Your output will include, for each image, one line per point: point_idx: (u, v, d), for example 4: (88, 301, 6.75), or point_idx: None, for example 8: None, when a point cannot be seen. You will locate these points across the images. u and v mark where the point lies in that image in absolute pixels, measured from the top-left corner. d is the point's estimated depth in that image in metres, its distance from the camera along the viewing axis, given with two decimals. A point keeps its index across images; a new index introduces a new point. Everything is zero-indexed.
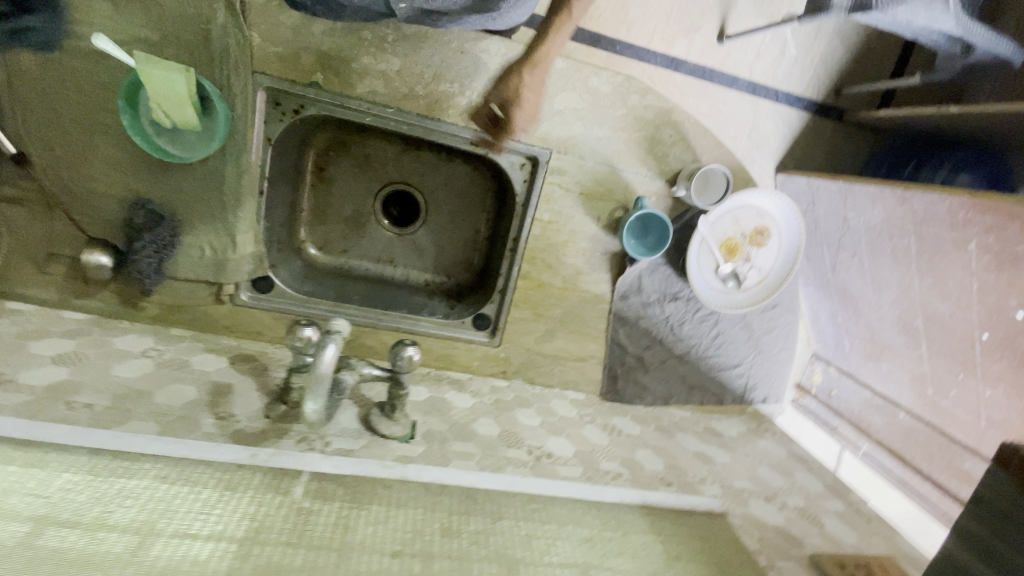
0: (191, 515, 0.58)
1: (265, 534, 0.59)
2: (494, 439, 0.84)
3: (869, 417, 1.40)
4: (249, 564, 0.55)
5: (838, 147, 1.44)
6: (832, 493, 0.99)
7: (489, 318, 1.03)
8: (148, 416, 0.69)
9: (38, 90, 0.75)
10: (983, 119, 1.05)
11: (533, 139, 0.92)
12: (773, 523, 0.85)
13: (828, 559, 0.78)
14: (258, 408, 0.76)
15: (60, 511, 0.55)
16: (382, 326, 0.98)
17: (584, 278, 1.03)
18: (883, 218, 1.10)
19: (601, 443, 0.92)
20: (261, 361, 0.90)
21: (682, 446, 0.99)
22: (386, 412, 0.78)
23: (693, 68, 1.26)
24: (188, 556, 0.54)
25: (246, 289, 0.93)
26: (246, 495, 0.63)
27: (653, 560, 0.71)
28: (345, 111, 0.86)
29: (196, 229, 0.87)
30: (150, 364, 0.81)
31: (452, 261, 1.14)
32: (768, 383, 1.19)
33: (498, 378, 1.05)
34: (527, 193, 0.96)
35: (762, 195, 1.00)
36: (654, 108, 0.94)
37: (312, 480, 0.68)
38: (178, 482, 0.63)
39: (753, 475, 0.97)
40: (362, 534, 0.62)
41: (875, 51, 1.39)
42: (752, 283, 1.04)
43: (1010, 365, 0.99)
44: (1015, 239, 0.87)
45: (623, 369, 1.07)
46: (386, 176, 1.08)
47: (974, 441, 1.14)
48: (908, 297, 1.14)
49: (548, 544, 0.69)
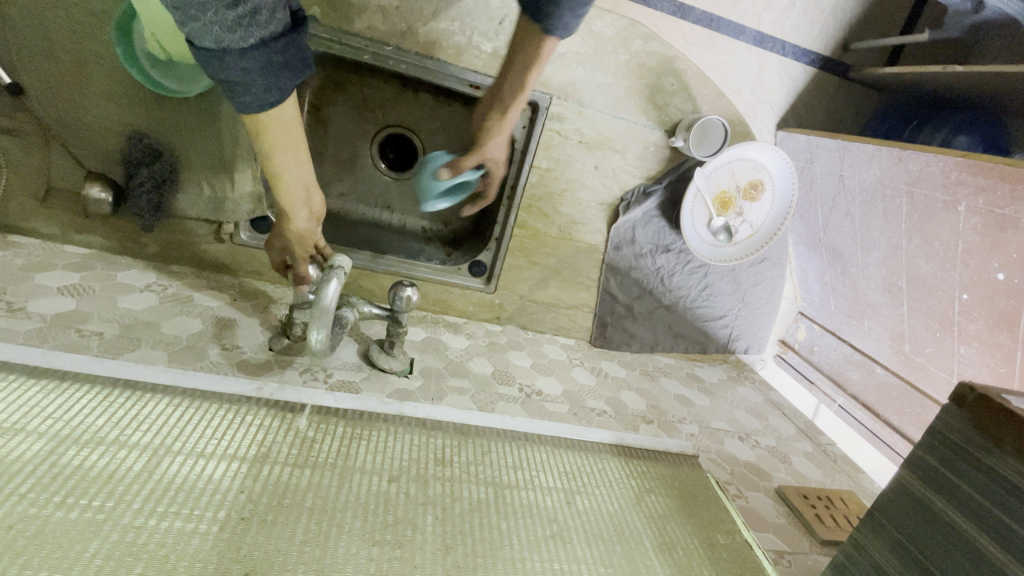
0: (202, 439, 0.59)
1: (271, 455, 0.60)
2: (488, 376, 0.90)
3: (847, 371, 1.47)
4: (260, 482, 0.56)
5: (842, 103, 1.42)
6: (803, 436, 1.06)
7: (485, 264, 1.06)
8: (156, 345, 0.73)
9: (37, 24, 0.75)
10: (987, 81, 1.05)
11: (534, 84, 0.91)
12: (744, 458, 0.91)
13: (793, 492, 0.85)
14: (263, 340, 0.81)
15: (73, 430, 0.56)
16: (381, 270, 1.01)
17: (579, 228, 1.05)
18: (878, 177, 1.11)
19: (588, 383, 0.98)
20: (263, 300, 0.92)
21: (665, 389, 1.05)
22: (386, 347, 0.82)
23: (702, 14, 1.23)
24: (202, 475, 0.55)
25: (246, 228, 0.94)
26: (253, 421, 0.64)
27: (638, 491, 0.72)
28: (342, 48, 0.84)
29: (194, 167, 0.87)
30: (154, 298, 0.83)
31: (449, 208, 1.15)
32: (751, 334, 1.24)
33: (492, 323, 1.08)
34: (526, 139, 0.96)
35: (759, 148, 1.00)
36: (659, 55, 0.92)
37: (315, 413, 0.68)
38: (190, 408, 0.63)
39: (731, 417, 1.03)
40: (362, 461, 0.62)
41: (886, 4, 1.35)
42: (742, 237, 1.05)
43: (985, 325, 1.04)
44: (1003, 202, 0.89)
45: (612, 317, 1.11)
46: (383, 119, 1.07)
47: (945, 394, 1.20)
48: (895, 256, 1.17)
49: (530, 473, 0.68)
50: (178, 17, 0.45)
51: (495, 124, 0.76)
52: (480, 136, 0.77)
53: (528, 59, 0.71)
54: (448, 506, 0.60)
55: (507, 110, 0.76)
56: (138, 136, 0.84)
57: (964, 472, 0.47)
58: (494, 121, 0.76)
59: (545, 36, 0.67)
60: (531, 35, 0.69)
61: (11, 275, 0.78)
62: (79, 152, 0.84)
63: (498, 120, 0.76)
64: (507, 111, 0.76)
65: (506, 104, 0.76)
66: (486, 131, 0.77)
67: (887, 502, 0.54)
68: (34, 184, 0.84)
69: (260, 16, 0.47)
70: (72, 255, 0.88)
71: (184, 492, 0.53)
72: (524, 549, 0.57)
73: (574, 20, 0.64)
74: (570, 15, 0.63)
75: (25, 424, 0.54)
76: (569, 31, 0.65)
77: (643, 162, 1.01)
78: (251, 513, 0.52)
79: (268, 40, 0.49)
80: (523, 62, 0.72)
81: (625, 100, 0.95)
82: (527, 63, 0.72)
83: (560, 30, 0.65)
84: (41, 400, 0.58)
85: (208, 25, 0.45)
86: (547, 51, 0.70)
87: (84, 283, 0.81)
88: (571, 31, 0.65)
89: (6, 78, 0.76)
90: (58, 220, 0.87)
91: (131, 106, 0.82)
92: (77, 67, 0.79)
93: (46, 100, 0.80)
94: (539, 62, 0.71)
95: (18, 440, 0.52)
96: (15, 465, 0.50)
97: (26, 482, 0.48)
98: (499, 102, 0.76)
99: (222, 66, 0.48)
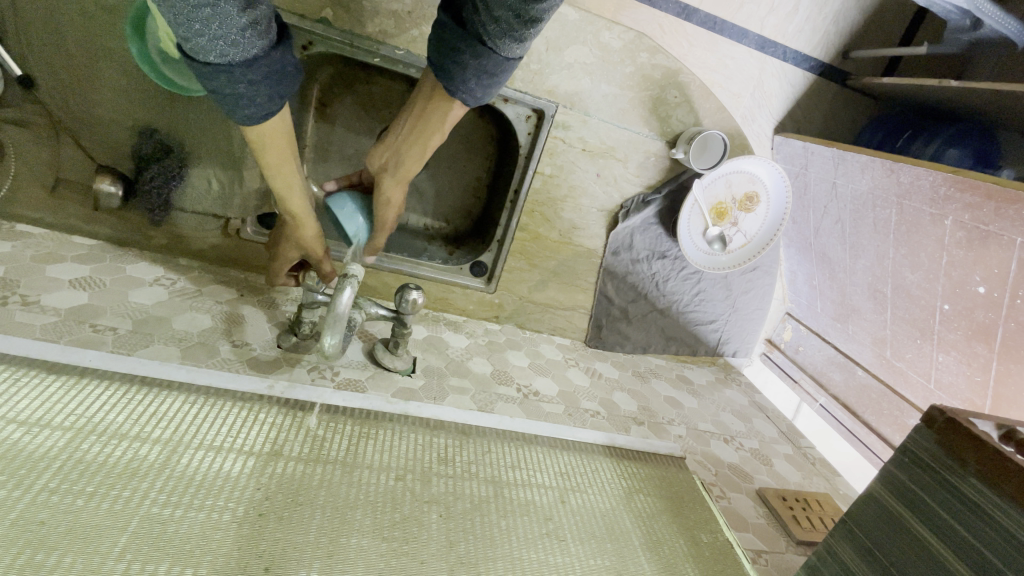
0: (218, 435, 0.62)
1: (283, 452, 0.63)
2: (487, 376, 0.93)
3: (829, 373, 1.53)
4: (274, 478, 0.59)
5: (838, 111, 1.45)
6: (785, 438, 1.11)
7: (486, 265, 1.08)
8: (169, 341, 0.76)
9: (48, 16, 0.75)
10: (980, 99, 1.08)
11: (541, 92, 0.92)
12: (728, 460, 0.96)
13: (773, 494, 0.90)
14: (271, 338, 0.84)
15: (96, 425, 0.58)
16: (384, 268, 1.02)
17: (579, 232, 1.07)
18: (870, 187, 1.15)
19: (582, 384, 1.02)
20: (269, 295, 0.95)
21: (655, 390, 1.09)
22: (390, 347, 0.86)
23: (705, 18, 1.25)
24: (219, 471, 0.58)
25: (252, 224, 0.96)
26: (266, 419, 0.67)
27: (627, 490, 0.76)
28: (353, 50, 0.85)
29: (202, 162, 0.88)
30: (163, 292, 0.85)
31: (452, 207, 1.17)
32: (741, 338, 1.28)
33: (491, 322, 1.11)
34: (530, 145, 0.98)
35: (756, 161, 1.03)
36: (664, 68, 0.94)
37: (324, 412, 0.71)
38: (205, 404, 0.66)
39: (717, 419, 1.08)
40: (370, 459, 0.66)
41: (888, 14, 1.37)
42: (736, 246, 1.09)
43: (963, 335, 1.09)
44: (987, 217, 0.93)
45: (608, 320, 1.15)
46: (389, 117, 1.08)
47: (921, 400, 1.26)
48: (882, 266, 1.22)
49: (528, 473, 0.72)
50: (183, 31, 0.44)
51: (391, 192, 0.73)
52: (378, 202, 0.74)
53: (431, 125, 0.69)
54: (451, 504, 0.64)
55: (403, 177, 0.73)
56: (149, 131, 0.85)
57: (931, 488, 0.52)
58: (393, 188, 0.73)
59: (455, 103, 0.67)
60: (435, 102, 0.67)
61: (24, 268, 0.79)
62: (89, 145, 0.84)
63: (395, 188, 0.73)
64: (401, 177, 0.72)
65: (402, 170, 0.72)
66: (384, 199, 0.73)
67: (859, 513, 0.58)
68: (43, 176, 0.85)
69: (259, 27, 0.48)
70: (80, 246, 0.89)
71: (205, 487, 0.56)
72: (522, 546, 0.61)
73: (480, 87, 0.62)
74: (474, 80, 0.61)
75: (50, 420, 0.57)
76: (475, 97, 0.64)
77: (643, 170, 1.04)
78: (268, 510, 0.55)
79: (268, 51, 0.50)
80: (424, 128, 0.70)
81: (629, 110, 0.97)
82: (428, 129, 0.70)
83: (462, 95, 0.63)
84: (63, 397, 0.60)
85: (213, 39, 0.45)
86: (452, 119, 0.69)
87: (95, 276, 0.83)
88: (477, 97, 0.63)
89: (17, 70, 0.76)
90: (66, 211, 0.88)
91: (141, 101, 0.83)
92: (88, 61, 0.79)
93: (56, 93, 0.80)
94: (440, 129, 0.70)
95: (45, 435, 0.55)
96: (44, 461, 0.52)
97: (56, 476, 0.51)
98: (393, 168, 0.72)
99: (230, 80, 0.49)
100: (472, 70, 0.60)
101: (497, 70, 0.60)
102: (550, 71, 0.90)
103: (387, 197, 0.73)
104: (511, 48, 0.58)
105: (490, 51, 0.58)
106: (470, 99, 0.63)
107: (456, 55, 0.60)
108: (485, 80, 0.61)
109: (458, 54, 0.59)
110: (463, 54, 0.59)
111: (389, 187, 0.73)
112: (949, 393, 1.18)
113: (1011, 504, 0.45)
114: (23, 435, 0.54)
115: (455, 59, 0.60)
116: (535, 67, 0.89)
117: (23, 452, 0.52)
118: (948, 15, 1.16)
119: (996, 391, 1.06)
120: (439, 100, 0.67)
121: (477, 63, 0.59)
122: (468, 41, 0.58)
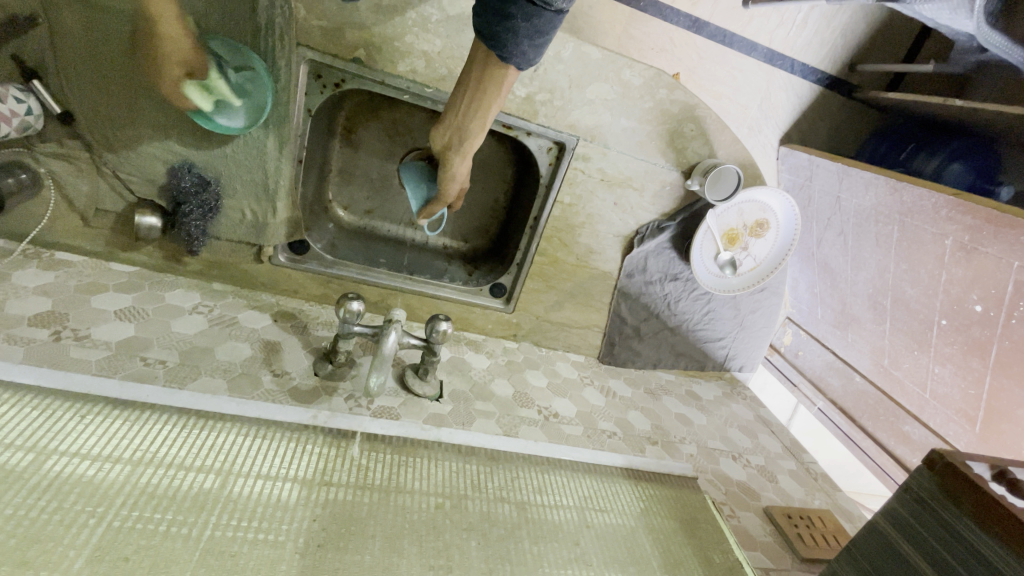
0: (272, 465, 0.67)
1: (332, 480, 0.68)
2: (510, 399, 0.98)
3: (828, 378, 1.57)
4: (327, 506, 0.64)
5: (843, 122, 1.48)
6: (788, 453, 1.16)
7: (505, 287, 1.12)
8: (214, 372, 0.80)
9: (92, 57, 0.78)
10: (984, 117, 1.11)
11: (562, 126, 0.95)
12: (736, 478, 1.01)
13: (779, 512, 0.95)
14: (307, 365, 0.88)
15: (158, 455, 0.63)
16: (407, 291, 1.07)
17: (595, 257, 1.11)
18: (873, 203, 1.19)
19: (598, 403, 1.07)
20: (301, 320, 0.99)
21: (667, 407, 1.14)
22: (420, 373, 0.91)
23: (716, 30, 1.27)
24: (275, 496, 0.63)
25: (284, 251, 1.00)
26: (314, 449, 0.71)
27: (644, 511, 0.82)
28: (383, 87, 0.89)
29: (238, 195, 0.92)
30: (203, 320, 0.89)
31: (470, 228, 1.19)
32: (747, 353, 1.33)
33: (509, 340, 1.16)
34: (551, 175, 1.01)
35: (769, 192, 1.07)
36: (682, 103, 0.97)
37: (365, 440, 0.76)
38: (257, 436, 0.71)
39: (724, 435, 1.13)
40: (411, 485, 0.71)
41: (895, 30, 1.39)
42: (745, 269, 1.13)
43: (959, 349, 1.13)
44: (987, 240, 0.98)
45: (621, 338, 1.19)
46: (411, 142, 1.08)
47: (915, 407, 1.30)
48: (883, 279, 1.26)
49: (554, 496, 0.78)
50: None
51: (459, 167, 0.78)
52: (445, 175, 0.79)
53: (489, 95, 0.72)
54: (487, 530, 0.69)
55: (468, 151, 0.77)
56: (187, 166, 0.88)
57: (928, 524, 0.57)
58: (460, 163, 0.78)
59: (509, 69, 0.68)
60: (491, 72, 0.69)
61: (71, 299, 0.83)
62: (128, 178, 0.87)
63: (462, 162, 0.78)
64: (466, 152, 0.76)
65: (467, 144, 0.76)
66: (452, 173, 0.78)
67: (864, 544, 0.63)
68: (83, 206, 0.88)
69: None
70: (119, 273, 0.92)
71: (266, 515, 0.61)
72: (553, 569, 0.67)
73: (532, 48, 0.64)
74: (526, 42, 0.63)
75: (119, 454, 0.61)
76: (528, 59, 0.65)
77: (659, 199, 1.08)
78: (325, 540, 0.60)
79: None
80: (482, 101, 0.72)
81: (647, 143, 1.00)
82: (487, 101, 0.72)
83: (516, 58, 0.65)
84: (127, 431, 0.65)
85: None
86: (508, 84, 0.71)
87: (138, 305, 0.87)
88: (529, 59, 0.65)
89: (57, 107, 0.80)
90: (105, 238, 0.92)
91: (179, 136, 0.85)
92: (128, 100, 0.82)
93: (98, 130, 0.83)
94: (497, 97, 0.72)
95: (115, 470, 0.59)
96: (119, 495, 0.57)
97: (132, 509, 0.56)
98: (458, 142, 0.76)
99: None
100: (524, 34, 0.61)
101: (548, 27, 0.62)
102: (572, 107, 0.94)
103: (456, 172, 0.78)
104: (561, 4, 0.59)
105: (540, 11, 0.59)
106: (524, 61, 0.65)
107: (506, 21, 0.61)
108: (537, 41, 0.63)
109: (509, 20, 0.60)
110: (514, 19, 0.60)
111: (456, 162, 0.78)
112: (945, 404, 1.22)
113: (1002, 546, 0.50)
114: (97, 472, 0.58)
115: (507, 26, 0.61)
116: (558, 103, 0.93)
117: (97, 486, 0.57)
118: (957, 37, 1.17)
119: (989, 405, 1.11)
120: (496, 68, 0.69)
121: (529, 25, 0.61)
122: (519, 6, 0.59)
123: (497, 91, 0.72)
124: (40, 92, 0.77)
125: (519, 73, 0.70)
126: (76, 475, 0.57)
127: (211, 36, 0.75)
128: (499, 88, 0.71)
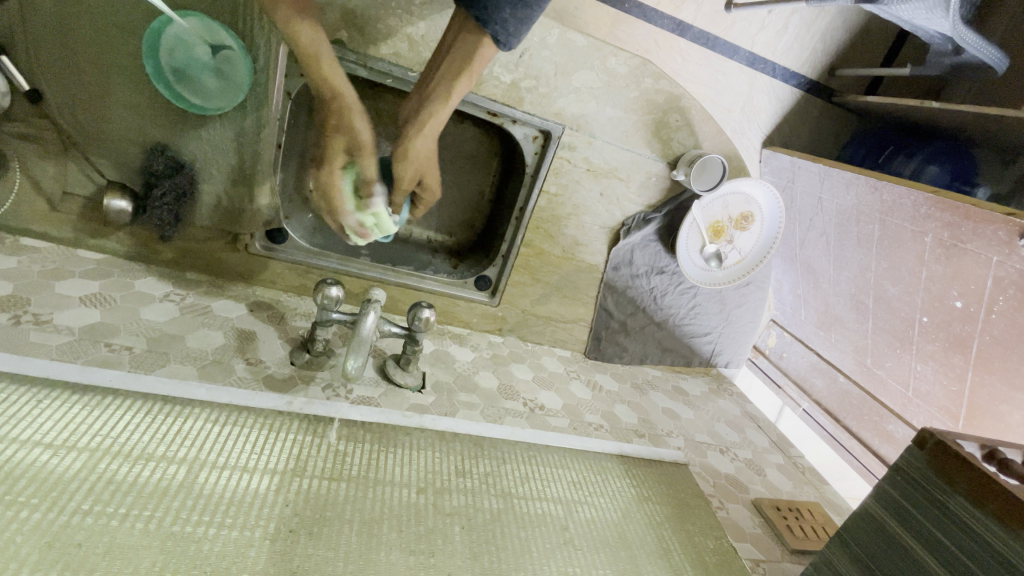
0: (243, 453, 0.63)
1: (306, 469, 0.64)
2: (494, 390, 0.96)
3: (812, 378, 1.56)
4: (301, 495, 0.61)
5: (826, 125, 1.49)
6: (776, 448, 1.16)
7: (490, 279, 1.10)
8: (184, 360, 0.77)
9: (59, 32, 0.74)
10: (958, 119, 1.12)
11: (548, 114, 0.95)
12: (724, 470, 1.00)
13: (767, 504, 0.94)
14: (283, 355, 0.85)
15: (119, 444, 0.59)
16: (390, 282, 1.04)
17: (581, 248, 1.10)
18: (854, 203, 1.20)
19: (585, 397, 1.05)
20: (279, 310, 0.96)
21: (654, 402, 1.13)
22: (401, 363, 0.88)
23: (699, 33, 1.27)
24: (241, 486, 0.59)
25: (261, 239, 0.96)
26: (288, 436, 0.68)
27: (635, 499, 0.79)
28: (367, 71, 0.87)
29: (214, 179, 0.89)
30: (174, 309, 0.86)
31: (454, 221, 1.17)
32: (732, 348, 1.33)
33: (494, 334, 1.13)
34: (537, 165, 1.00)
35: (753, 183, 1.07)
36: (666, 93, 0.98)
37: (342, 427, 0.73)
38: (228, 423, 0.67)
39: (712, 429, 1.12)
40: (390, 475, 0.68)
41: (873, 34, 1.41)
42: (731, 262, 1.13)
43: (941, 346, 1.13)
44: (966, 236, 0.98)
45: (607, 332, 1.18)
46: (395, 131, 1.06)
47: (899, 406, 1.30)
48: (865, 277, 1.27)
49: (539, 485, 0.75)
50: None
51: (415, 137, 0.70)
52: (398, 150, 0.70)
53: (458, 62, 0.70)
54: (472, 516, 0.66)
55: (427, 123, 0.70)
56: (160, 148, 0.84)
57: (920, 504, 0.55)
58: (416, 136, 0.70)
59: (483, 37, 0.68)
60: (465, 37, 0.69)
61: (32, 284, 0.79)
62: (96, 160, 0.83)
63: (421, 136, 0.70)
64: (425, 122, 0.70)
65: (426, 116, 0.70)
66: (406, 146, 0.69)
67: (855, 526, 0.61)
68: (48, 189, 0.84)
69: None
70: (87, 259, 0.89)
71: (234, 505, 0.57)
72: (541, 557, 0.64)
73: (514, 18, 0.65)
74: (509, 9, 0.64)
75: (75, 442, 0.57)
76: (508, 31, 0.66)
77: (644, 190, 1.08)
78: (298, 526, 0.57)
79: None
80: (450, 67, 0.70)
81: (632, 133, 1.00)
82: (455, 68, 0.70)
83: (496, 26, 0.65)
84: (86, 418, 0.61)
85: None
86: (483, 56, 0.70)
87: (105, 292, 0.83)
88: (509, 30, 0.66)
89: (24, 84, 0.75)
90: (70, 224, 0.87)
91: (153, 117, 0.82)
92: (98, 77, 0.78)
93: (65, 108, 0.79)
94: (469, 68, 0.70)
95: (71, 457, 0.55)
96: (74, 483, 0.53)
97: (87, 498, 0.52)
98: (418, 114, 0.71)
99: None
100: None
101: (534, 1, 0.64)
102: (557, 95, 0.93)
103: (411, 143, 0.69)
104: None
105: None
106: (503, 31, 0.66)
107: None
108: (520, 12, 0.64)
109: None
110: None
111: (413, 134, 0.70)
112: (927, 401, 1.22)
113: (999, 526, 0.48)
114: (51, 458, 0.54)
115: None
116: (543, 90, 0.92)
117: (51, 475, 0.53)
118: (931, 40, 1.17)
119: (971, 401, 1.10)
120: (468, 37, 0.69)
121: None
122: None
123: (469, 62, 0.69)
124: (8, 68, 0.73)
125: (495, 49, 0.69)
126: (28, 462, 0.53)
127: (189, 13, 0.75)
128: (472, 57, 0.69)
